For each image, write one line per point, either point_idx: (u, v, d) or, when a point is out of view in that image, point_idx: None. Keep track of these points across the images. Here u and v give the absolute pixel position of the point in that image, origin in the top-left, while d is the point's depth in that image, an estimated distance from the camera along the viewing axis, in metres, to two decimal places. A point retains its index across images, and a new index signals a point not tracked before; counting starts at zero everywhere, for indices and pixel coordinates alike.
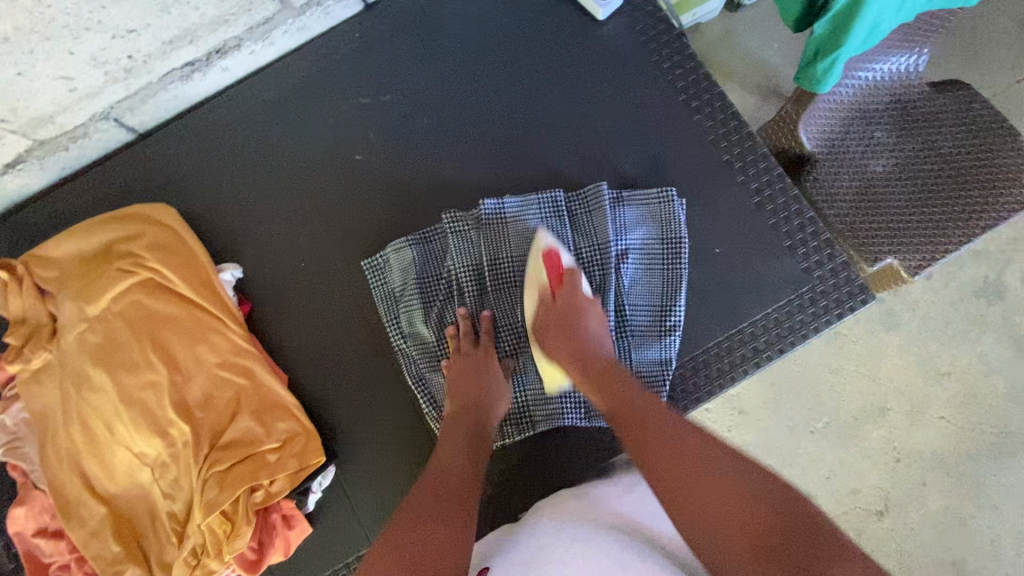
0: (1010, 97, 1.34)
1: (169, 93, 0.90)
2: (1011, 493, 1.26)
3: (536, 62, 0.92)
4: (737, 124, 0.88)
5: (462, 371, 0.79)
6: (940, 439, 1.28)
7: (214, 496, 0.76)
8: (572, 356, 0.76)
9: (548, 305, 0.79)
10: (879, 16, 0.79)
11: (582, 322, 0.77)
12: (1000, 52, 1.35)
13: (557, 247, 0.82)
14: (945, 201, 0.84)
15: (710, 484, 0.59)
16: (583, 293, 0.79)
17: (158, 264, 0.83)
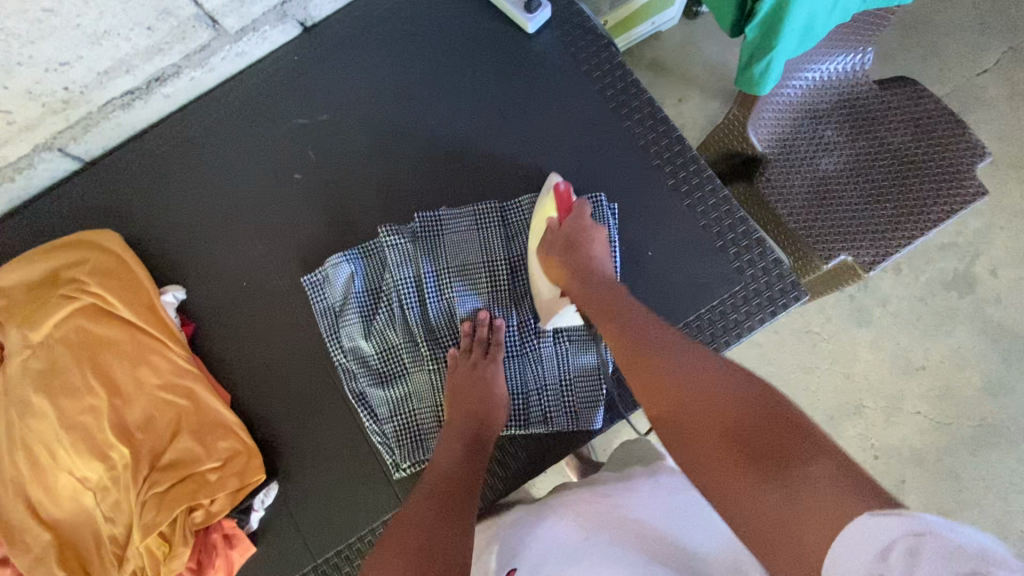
0: (967, 91, 1.35)
1: (112, 121, 0.92)
2: (991, 485, 1.25)
3: (473, 78, 0.94)
4: (666, 130, 0.90)
5: (460, 380, 0.79)
6: (916, 434, 1.27)
7: (151, 518, 0.76)
8: (574, 272, 0.79)
9: (554, 229, 0.82)
10: (807, 20, 0.85)
11: (588, 244, 0.80)
12: (954, 46, 1.36)
13: (566, 182, 0.86)
14: (904, 195, 0.97)
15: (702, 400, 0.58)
16: (590, 220, 0.82)
17: (100, 289, 0.84)
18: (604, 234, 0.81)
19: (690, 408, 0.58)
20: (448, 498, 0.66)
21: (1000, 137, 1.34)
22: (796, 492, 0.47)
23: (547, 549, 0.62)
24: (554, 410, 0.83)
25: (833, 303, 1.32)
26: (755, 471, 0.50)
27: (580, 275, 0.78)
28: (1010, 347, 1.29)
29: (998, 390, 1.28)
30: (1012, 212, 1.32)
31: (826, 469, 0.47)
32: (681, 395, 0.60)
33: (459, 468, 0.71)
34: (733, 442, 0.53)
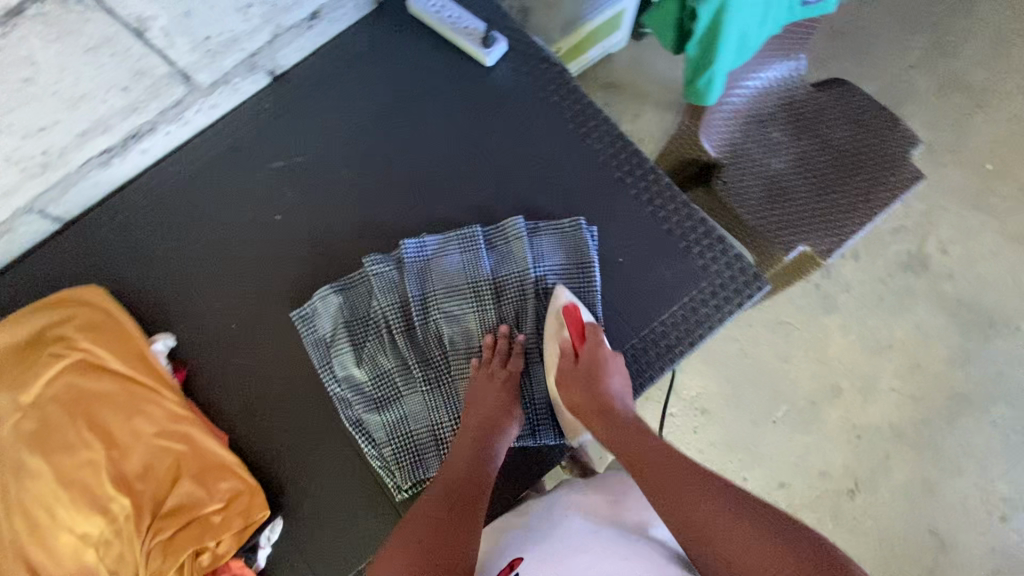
0: (897, 86, 1.47)
1: (90, 180, 0.94)
2: (967, 451, 1.32)
3: (439, 111, 0.99)
4: (623, 144, 0.96)
5: (478, 388, 0.82)
6: (894, 410, 1.34)
7: (159, 565, 0.77)
8: (591, 407, 0.78)
9: (570, 359, 0.82)
10: (740, 33, 0.93)
11: (605, 376, 0.79)
12: (879, 48, 1.48)
13: (576, 302, 0.86)
14: (850, 187, 1.06)
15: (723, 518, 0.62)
16: (604, 347, 0.81)
17: (91, 343, 0.86)
18: (620, 363, 0.82)
19: (687, 475, 0.67)
20: (457, 505, 0.71)
21: (932, 126, 1.46)
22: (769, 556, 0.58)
23: (554, 542, 0.66)
24: (542, 422, 0.86)
25: (801, 294, 1.39)
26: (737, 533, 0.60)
27: (602, 417, 0.77)
28: (967, 319, 1.38)
29: (962, 360, 1.36)
30: (951, 193, 1.43)
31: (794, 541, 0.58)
32: (681, 469, 0.68)
33: (468, 471, 0.76)
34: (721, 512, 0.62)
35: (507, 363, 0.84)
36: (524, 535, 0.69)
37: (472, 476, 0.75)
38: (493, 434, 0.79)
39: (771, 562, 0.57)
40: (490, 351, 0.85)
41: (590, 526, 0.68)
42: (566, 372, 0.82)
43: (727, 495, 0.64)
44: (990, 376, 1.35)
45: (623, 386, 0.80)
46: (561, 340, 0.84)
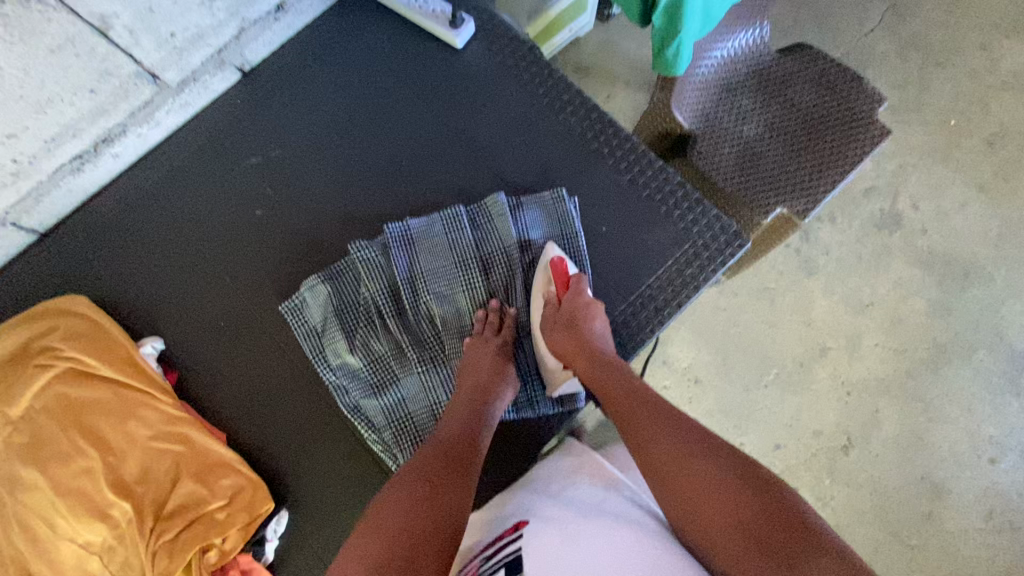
0: (859, 50, 1.51)
1: (62, 188, 0.92)
2: (953, 399, 1.36)
3: (413, 96, 1.00)
4: (598, 115, 0.97)
5: (471, 355, 0.83)
6: (880, 364, 1.37)
7: (165, 566, 0.76)
8: (573, 351, 0.81)
9: (553, 308, 0.85)
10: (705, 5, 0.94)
11: (589, 322, 0.82)
12: (841, 12, 1.51)
13: (563, 257, 0.87)
14: (820, 148, 1.08)
15: (708, 494, 0.61)
16: (584, 296, 0.84)
17: (77, 352, 0.84)
18: (600, 310, 0.83)
19: (713, 496, 0.60)
20: (451, 461, 0.71)
21: (895, 87, 1.49)
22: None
23: (559, 504, 0.66)
24: (539, 395, 0.88)
25: (783, 258, 1.42)
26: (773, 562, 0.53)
27: (585, 361, 0.80)
28: (943, 272, 1.41)
29: (941, 311, 1.40)
30: (919, 149, 1.47)
31: (835, 565, 0.51)
32: (701, 487, 0.61)
33: (461, 434, 0.75)
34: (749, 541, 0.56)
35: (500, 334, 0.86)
36: (525, 498, 0.70)
37: (465, 434, 0.75)
38: (486, 400, 0.79)
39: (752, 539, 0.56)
40: (483, 323, 0.87)
41: (595, 490, 0.69)
42: (549, 317, 0.85)
43: (745, 511, 0.58)
44: (969, 324, 1.39)
45: (604, 331, 0.83)
46: (545, 293, 0.88)
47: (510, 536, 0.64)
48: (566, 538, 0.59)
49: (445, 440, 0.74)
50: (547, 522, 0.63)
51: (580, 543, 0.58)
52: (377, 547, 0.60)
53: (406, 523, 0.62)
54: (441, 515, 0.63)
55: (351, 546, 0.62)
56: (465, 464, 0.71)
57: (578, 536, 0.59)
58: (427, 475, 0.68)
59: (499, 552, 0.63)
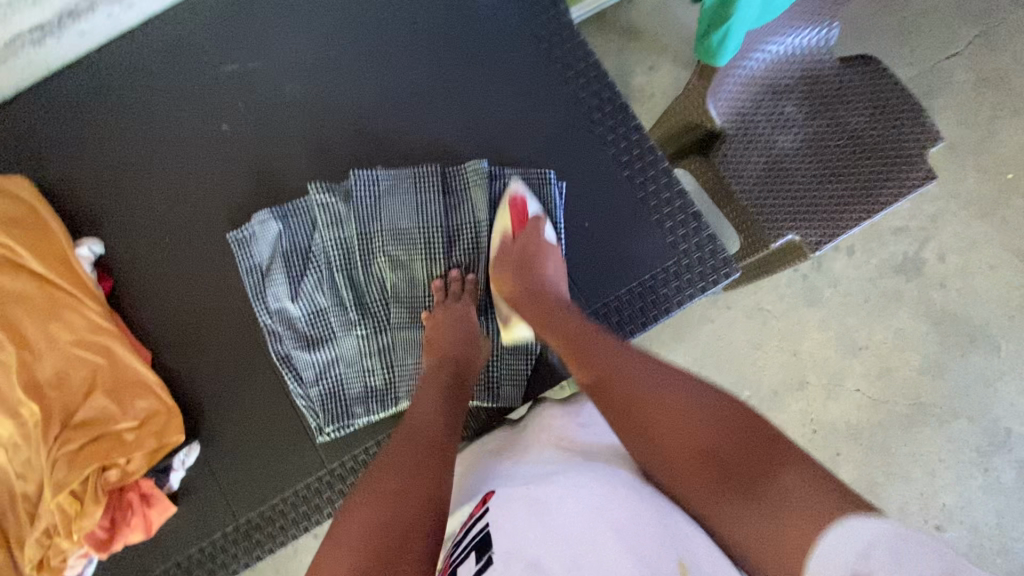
0: (937, 74, 1.30)
1: (22, 59, 0.86)
2: (920, 463, 1.21)
3: (415, 32, 0.90)
4: (611, 95, 0.87)
5: (440, 321, 0.78)
6: (854, 412, 1.24)
7: (63, 476, 0.74)
8: (523, 291, 0.76)
9: (508, 245, 0.80)
10: None
11: (542, 262, 0.77)
12: (929, 22, 1.30)
13: (525, 196, 0.82)
14: (853, 177, 0.95)
15: (669, 412, 0.56)
16: (539, 238, 0.78)
17: (8, 237, 0.80)
18: (556, 254, 0.80)
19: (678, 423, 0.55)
20: (430, 438, 0.65)
21: (968, 123, 1.29)
22: (775, 515, 0.46)
23: (524, 471, 0.60)
24: (474, 382, 0.82)
25: (786, 282, 1.27)
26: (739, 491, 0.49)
27: (534, 303, 0.75)
28: (950, 332, 1.24)
29: (937, 370, 1.24)
30: (972, 196, 1.27)
31: (799, 480, 0.47)
32: (669, 412, 0.56)
33: (438, 406, 0.69)
34: (714, 469, 0.51)
35: (462, 299, 0.81)
36: (495, 471, 0.64)
37: (444, 417, 0.68)
38: (461, 365, 0.76)
39: (723, 449, 0.52)
40: (445, 291, 0.82)
41: (560, 454, 0.63)
42: (502, 258, 0.80)
43: (712, 434, 0.53)
44: (963, 393, 1.23)
45: (557, 276, 0.78)
46: (502, 234, 0.82)
47: (478, 510, 0.58)
48: (532, 501, 0.53)
49: (423, 424, 0.67)
50: (511, 490, 0.57)
51: (546, 507, 0.51)
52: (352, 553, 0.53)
53: (384, 519, 0.55)
54: (421, 506, 0.56)
55: (326, 552, 0.55)
56: (447, 446, 0.64)
57: (542, 498, 0.53)
58: (406, 462, 0.61)
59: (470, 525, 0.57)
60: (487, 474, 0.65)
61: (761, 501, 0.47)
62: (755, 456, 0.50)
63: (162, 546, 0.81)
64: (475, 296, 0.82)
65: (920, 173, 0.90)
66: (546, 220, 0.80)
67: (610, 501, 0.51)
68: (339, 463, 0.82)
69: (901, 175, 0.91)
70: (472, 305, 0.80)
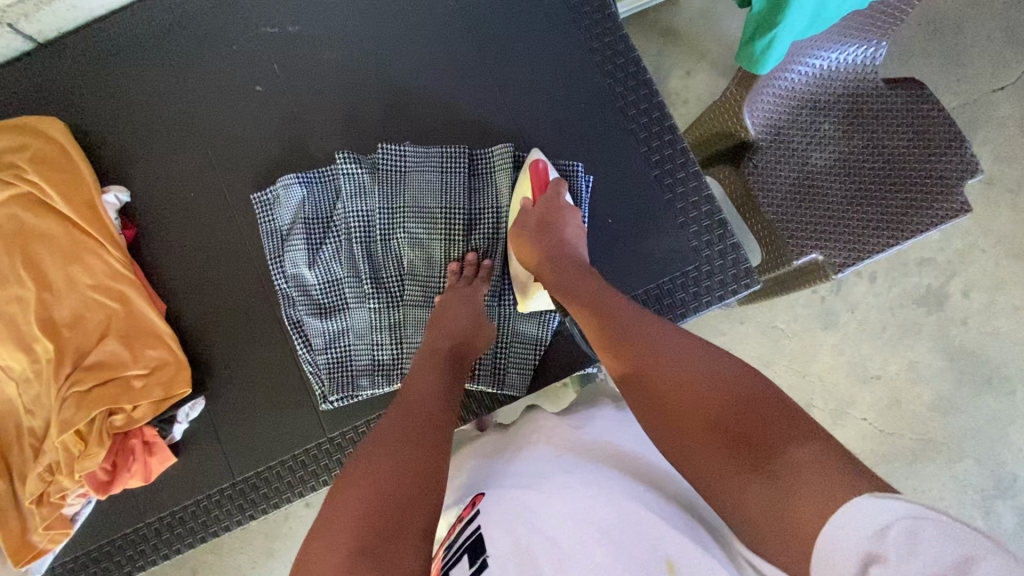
0: (983, 105, 1.26)
1: (66, 1, 0.86)
2: (920, 498, 1.19)
3: (455, 11, 0.89)
4: (648, 93, 0.86)
5: (448, 303, 0.77)
6: (859, 441, 1.22)
7: (70, 415, 0.75)
8: (544, 259, 0.73)
9: (527, 208, 0.77)
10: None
11: (561, 222, 0.75)
12: (980, 50, 1.27)
13: (546, 161, 0.80)
14: (884, 203, 0.93)
15: (682, 383, 0.53)
16: (562, 202, 0.76)
17: (39, 178, 0.81)
18: (577, 218, 0.77)
19: (691, 399, 0.52)
20: (428, 419, 0.64)
21: (1010, 158, 1.25)
22: (788, 491, 0.42)
23: (517, 471, 0.59)
24: (481, 366, 0.81)
25: (803, 301, 1.25)
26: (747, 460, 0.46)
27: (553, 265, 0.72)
28: (966, 370, 1.22)
29: (949, 407, 1.21)
30: (1006, 233, 1.24)
31: (814, 452, 0.43)
32: (679, 383, 0.53)
33: (439, 386, 0.69)
34: (723, 441, 0.48)
35: (473, 282, 0.80)
36: (490, 470, 0.63)
37: (437, 394, 0.68)
38: (463, 346, 0.75)
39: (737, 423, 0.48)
40: (458, 276, 0.81)
41: (551, 447, 0.61)
42: (520, 221, 0.77)
43: (727, 409, 0.50)
44: (972, 432, 1.20)
45: (578, 236, 0.76)
46: (522, 198, 0.79)
47: (467, 514, 0.57)
48: (520, 506, 0.52)
49: (417, 404, 0.66)
50: (500, 492, 0.56)
51: (531, 516, 0.50)
52: (347, 534, 0.52)
53: (378, 497, 0.54)
54: (416, 486, 0.56)
55: (319, 538, 0.53)
56: (440, 425, 0.64)
57: (531, 502, 0.51)
58: (398, 442, 0.60)
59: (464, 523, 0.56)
60: (484, 472, 0.64)
61: (769, 477, 0.44)
62: (768, 429, 0.47)
63: (160, 495, 0.82)
64: (488, 282, 0.80)
65: (954, 205, 0.89)
66: (566, 183, 0.78)
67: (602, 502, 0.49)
68: (340, 432, 0.82)
69: (934, 206, 0.90)
70: (483, 287, 0.79)
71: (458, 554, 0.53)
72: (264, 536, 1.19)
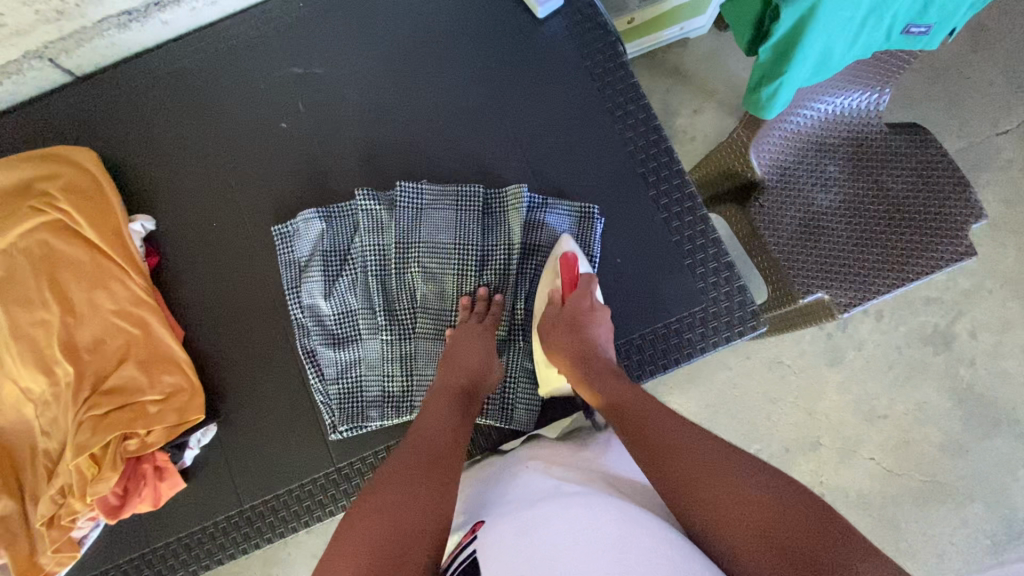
0: (987, 150, 1.29)
1: (105, 40, 0.91)
2: (929, 543, 1.18)
3: (473, 55, 0.93)
4: (658, 137, 0.89)
5: (460, 339, 0.79)
6: (866, 481, 1.21)
7: (85, 438, 0.77)
8: (572, 356, 0.74)
9: (556, 307, 0.79)
10: (824, 49, 0.81)
11: (591, 326, 0.76)
12: (983, 96, 1.30)
13: (577, 255, 0.81)
14: (890, 245, 0.95)
15: (712, 469, 0.55)
16: (591, 300, 0.77)
17: (69, 206, 0.84)
18: (606, 316, 0.77)
19: (731, 495, 0.52)
20: (438, 456, 0.65)
21: (1013, 201, 1.27)
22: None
23: (519, 497, 0.60)
24: (491, 402, 0.82)
25: (809, 338, 1.25)
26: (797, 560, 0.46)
27: (581, 354, 0.74)
28: (974, 413, 1.21)
29: (958, 450, 1.20)
30: (1011, 275, 1.24)
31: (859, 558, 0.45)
32: (718, 479, 0.54)
33: (448, 424, 0.70)
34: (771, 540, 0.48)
35: (485, 319, 0.81)
36: (491, 497, 0.64)
37: (448, 432, 0.69)
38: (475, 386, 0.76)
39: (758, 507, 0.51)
40: (470, 310, 0.82)
41: (554, 477, 0.62)
42: (552, 316, 0.78)
43: (766, 507, 0.51)
44: (981, 476, 1.19)
45: (605, 340, 0.76)
46: (551, 288, 0.81)
47: (466, 538, 0.58)
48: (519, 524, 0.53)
49: (427, 439, 0.67)
50: (501, 518, 0.57)
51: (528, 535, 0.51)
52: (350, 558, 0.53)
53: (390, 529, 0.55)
54: (418, 516, 0.57)
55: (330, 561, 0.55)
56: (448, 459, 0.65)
57: (532, 523, 0.52)
58: (407, 475, 0.62)
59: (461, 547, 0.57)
60: (486, 498, 0.65)
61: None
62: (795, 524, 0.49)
63: (167, 520, 0.83)
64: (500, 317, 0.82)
65: (958, 249, 0.91)
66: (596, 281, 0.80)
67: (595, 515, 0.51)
68: (348, 462, 0.83)
69: (938, 249, 0.92)
70: (496, 324, 0.81)
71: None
72: (262, 562, 1.18)
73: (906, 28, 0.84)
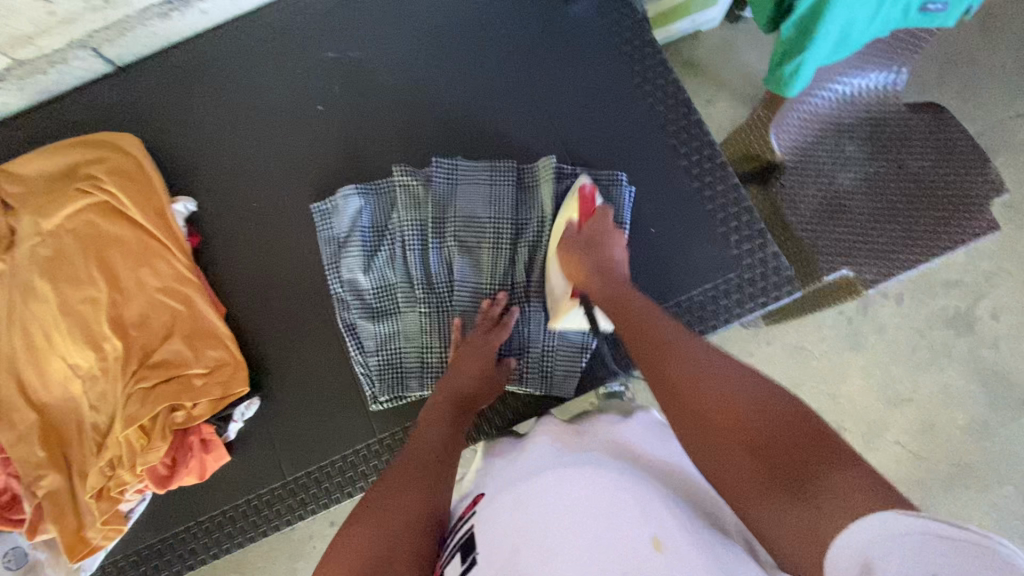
0: (1001, 133, 1.30)
1: (147, 29, 0.94)
2: (958, 525, 1.17)
3: (500, 38, 0.95)
4: (687, 111, 0.91)
5: (467, 350, 0.79)
6: (893, 465, 1.20)
7: (135, 410, 0.78)
8: (592, 269, 0.75)
9: (573, 231, 0.80)
10: (845, 26, 0.82)
11: (609, 245, 0.77)
12: (995, 80, 1.31)
13: (592, 187, 0.83)
14: (912, 222, 0.95)
15: (715, 390, 0.51)
16: (610, 225, 0.79)
17: (114, 188, 0.86)
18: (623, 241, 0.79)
19: (725, 415, 0.49)
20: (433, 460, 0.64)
21: None
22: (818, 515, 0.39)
23: (521, 470, 0.58)
24: (531, 372, 0.83)
25: (830, 323, 1.26)
26: (786, 482, 0.43)
27: (605, 278, 0.74)
28: (999, 394, 1.21)
29: (984, 432, 1.20)
30: None
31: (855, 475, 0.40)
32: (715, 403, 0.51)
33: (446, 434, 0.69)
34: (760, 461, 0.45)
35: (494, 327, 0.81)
36: (495, 470, 0.63)
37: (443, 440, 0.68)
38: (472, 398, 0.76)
39: (762, 428, 0.47)
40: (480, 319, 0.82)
41: (555, 451, 0.60)
42: (567, 243, 0.79)
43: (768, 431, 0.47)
44: (1010, 458, 1.18)
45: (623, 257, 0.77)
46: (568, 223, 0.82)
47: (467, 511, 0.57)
48: (517, 499, 0.50)
49: (419, 450, 0.66)
50: (501, 490, 0.55)
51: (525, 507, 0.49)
52: (348, 556, 0.53)
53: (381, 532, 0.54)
54: (402, 523, 0.55)
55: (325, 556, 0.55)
56: (441, 468, 0.63)
57: (532, 493, 0.50)
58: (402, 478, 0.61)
59: (462, 521, 0.56)
60: (488, 473, 0.64)
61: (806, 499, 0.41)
62: (795, 449, 0.44)
63: (211, 494, 0.84)
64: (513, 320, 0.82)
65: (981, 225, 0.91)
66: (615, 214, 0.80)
67: (597, 484, 0.49)
68: (389, 433, 0.84)
69: (963, 226, 0.92)
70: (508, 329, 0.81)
71: (452, 549, 0.52)
72: (287, 555, 1.18)
73: (923, 6, 0.85)
